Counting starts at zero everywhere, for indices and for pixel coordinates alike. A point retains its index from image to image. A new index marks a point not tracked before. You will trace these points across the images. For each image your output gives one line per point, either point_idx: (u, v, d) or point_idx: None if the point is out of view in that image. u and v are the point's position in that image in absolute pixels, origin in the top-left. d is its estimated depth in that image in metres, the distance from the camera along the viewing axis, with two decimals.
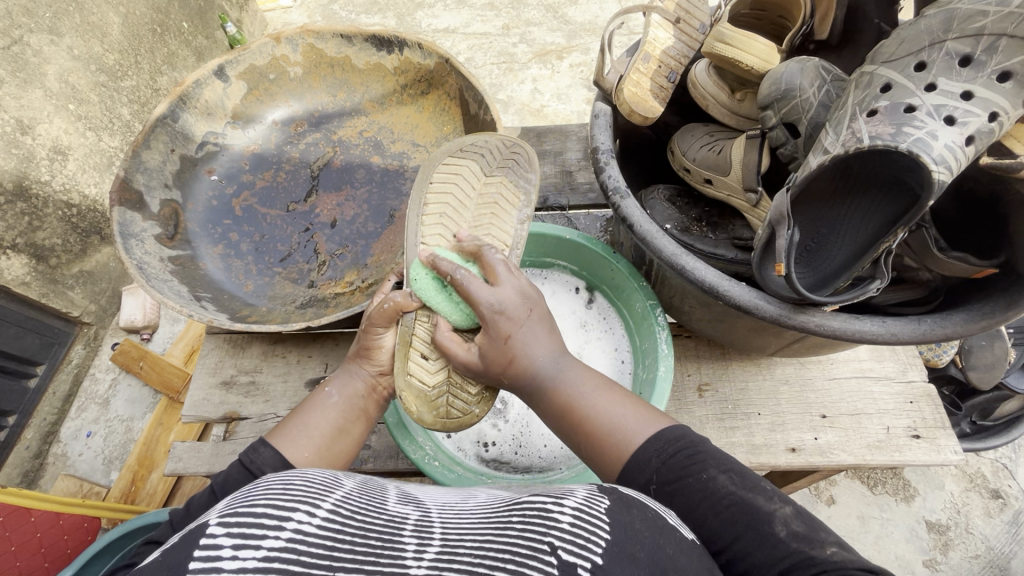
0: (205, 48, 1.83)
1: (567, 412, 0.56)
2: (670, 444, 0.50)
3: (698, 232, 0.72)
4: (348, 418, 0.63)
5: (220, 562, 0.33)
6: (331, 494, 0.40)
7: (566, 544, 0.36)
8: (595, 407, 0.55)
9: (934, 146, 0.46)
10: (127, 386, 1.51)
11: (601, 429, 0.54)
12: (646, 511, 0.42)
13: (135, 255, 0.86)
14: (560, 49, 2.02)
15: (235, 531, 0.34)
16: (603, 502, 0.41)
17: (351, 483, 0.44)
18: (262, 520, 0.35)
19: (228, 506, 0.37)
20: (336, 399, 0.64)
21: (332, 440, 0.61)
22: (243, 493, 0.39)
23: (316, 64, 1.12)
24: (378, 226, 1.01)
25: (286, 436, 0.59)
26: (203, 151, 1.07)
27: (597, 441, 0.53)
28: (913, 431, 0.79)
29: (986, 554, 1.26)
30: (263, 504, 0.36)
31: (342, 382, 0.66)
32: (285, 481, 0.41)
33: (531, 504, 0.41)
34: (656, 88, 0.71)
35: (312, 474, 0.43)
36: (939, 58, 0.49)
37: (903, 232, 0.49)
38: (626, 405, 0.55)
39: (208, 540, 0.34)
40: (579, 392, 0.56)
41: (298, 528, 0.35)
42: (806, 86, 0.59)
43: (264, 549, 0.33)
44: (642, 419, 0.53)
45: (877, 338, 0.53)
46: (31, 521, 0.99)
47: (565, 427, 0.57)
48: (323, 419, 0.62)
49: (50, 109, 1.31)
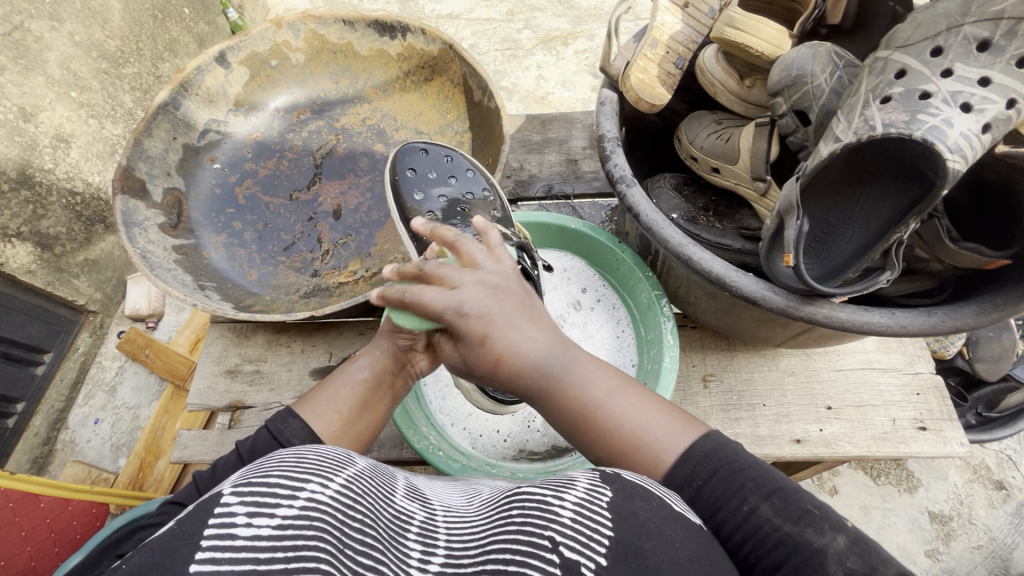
0: (207, 34, 1.81)
1: (584, 419, 0.51)
2: (711, 450, 0.48)
3: (705, 222, 0.71)
4: (376, 393, 0.63)
5: (235, 527, 0.33)
6: (341, 471, 0.40)
7: (568, 541, 0.36)
8: (621, 413, 0.51)
9: (949, 134, 0.45)
10: (133, 374, 1.52)
11: (636, 436, 0.50)
12: (651, 501, 0.41)
13: (138, 244, 0.86)
14: (564, 35, 1.99)
15: (249, 499, 0.34)
16: (605, 494, 0.40)
17: (361, 462, 0.45)
18: (275, 489, 0.35)
19: (243, 477, 0.37)
20: (364, 371, 0.64)
21: (359, 413, 0.61)
22: (255, 465, 0.40)
23: (317, 51, 1.11)
24: (382, 215, 1.00)
25: (316, 408, 0.60)
26: (205, 139, 1.06)
27: (627, 445, 0.50)
28: (919, 423, 0.78)
29: (989, 544, 1.26)
30: (277, 475, 0.37)
31: (370, 356, 0.65)
32: (296, 455, 0.41)
33: (529, 495, 0.40)
34: (663, 74, 0.70)
35: (325, 450, 0.44)
36: (956, 43, 0.47)
37: (916, 223, 0.48)
38: (656, 409, 0.51)
39: (222, 509, 0.34)
40: (598, 397, 0.51)
41: (310, 497, 0.36)
42: (818, 72, 0.57)
43: (278, 517, 0.34)
44: (674, 424, 0.51)
45: (886, 330, 0.53)
46: (40, 507, 1.00)
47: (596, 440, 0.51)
48: (350, 391, 0.62)
49: (52, 97, 1.30)
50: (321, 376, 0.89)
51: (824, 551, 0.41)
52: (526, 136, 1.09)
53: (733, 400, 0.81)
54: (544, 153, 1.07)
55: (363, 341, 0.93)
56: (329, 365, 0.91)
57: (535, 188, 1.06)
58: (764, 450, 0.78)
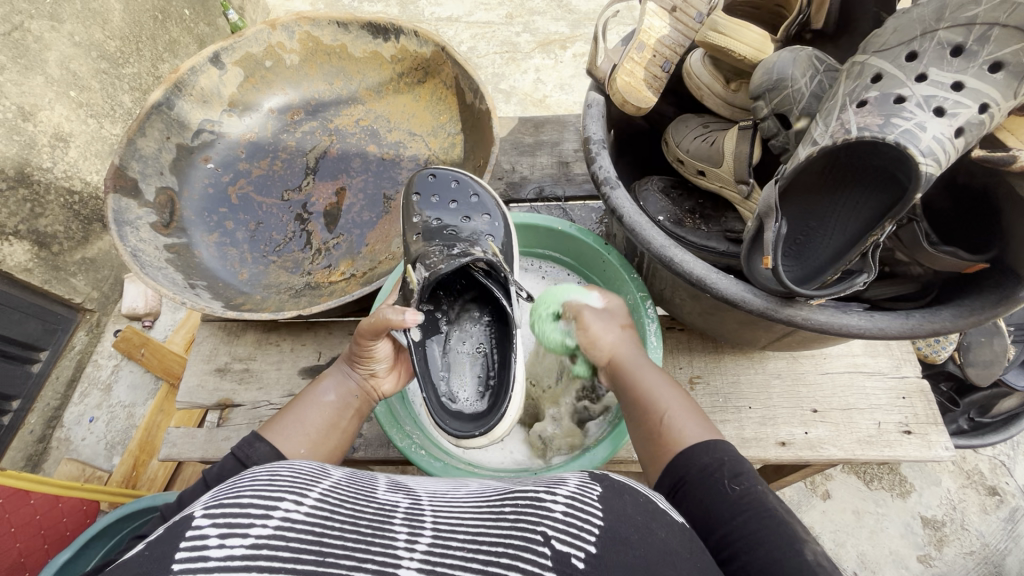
0: (207, 35, 1.83)
1: (636, 407, 0.62)
2: (721, 458, 0.53)
3: (691, 224, 0.71)
4: (344, 415, 0.65)
5: (207, 551, 0.32)
6: (317, 485, 0.40)
7: (560, 533, 0.36)
8: (663, 401, 0.61)
9: (922, 138, 0.45)
10: (129, 372, 1.53)
11: (669, 417, 0.59)
12: (637, 497, 0.42)
13: (129, 242, 0.87)
14: (563, 38, 2.00)
15: (221, 521, 0.34)
16: (595, 490, 0.41)
17: (338, 472, 0.45)
18: (248, 510, 0.35)
19: (212, 500, 0.37)
20: (332, 396, 0.65)
21: (328, 435, 0.63)
22: (227, 486, 0.39)
23: (312, 52, 1.11)
24: (374, 216, 1.01)
25: (282, 432, 0.60)
26: (199, 139, 1.07)
27: (656, 422, 0.59)
28: (905, 426, 0.79)
29: (981, 550, 1.26)
30: (248, 496, 0.36)
31: (337, 379, 0.67)
32: (270, 472, 0.41)
33: (522, 494, 0.41)
34: (649, 77, 0.70)
35: (299, 465, 0.43)
36: (931, 48, 0.48)
37: (892, 225, 0.48)
38: (688, 408, 0.60)
39: (193, 533, 0.33)
40: (652, 384, 0.63)
41: (285, 516, 0.35)
42: (799, 76, 0.58)
43: (252, 537, 0.33)
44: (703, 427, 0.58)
45: (864, 333, 0.53)
46: (30, 504, 1.00)
47: (649, 431, 0.60)
48: (319, 414, 0.63)
49: (52, 96, 1.31)
50: (309, 375, 0.90)
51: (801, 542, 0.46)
52: (519, 139, 1.09)
53: (719, 402, 0.81)
54: (535, 155, 1.08)
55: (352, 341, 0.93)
56: (318, 365, 0.91)
57: (527, 190, 1.07)
58: (749, 452, 0.78)
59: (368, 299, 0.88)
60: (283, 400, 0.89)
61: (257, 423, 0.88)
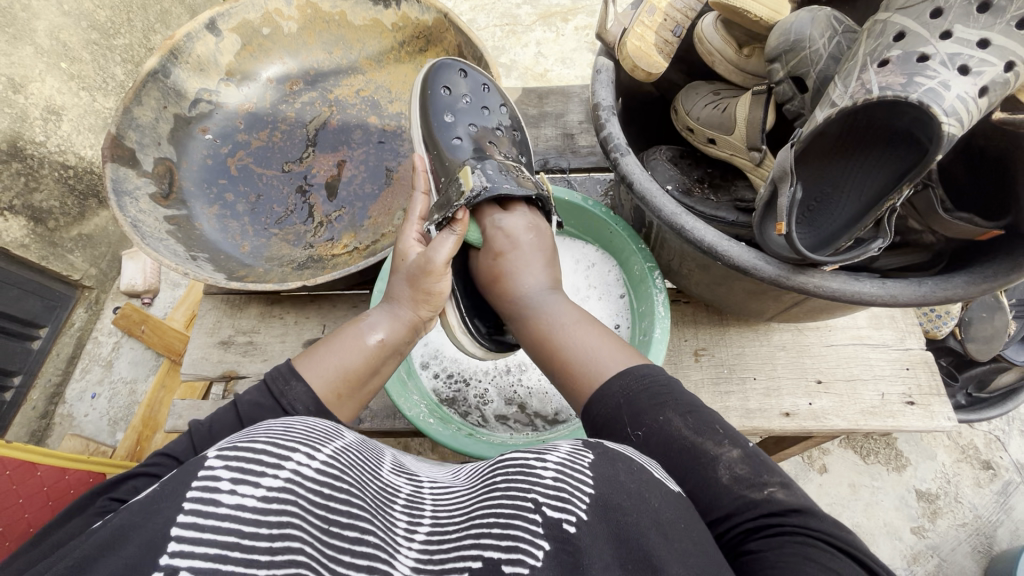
0: (200, 6, 1.78)
1: (542, 336, 0.60)
2: (650, 377, 0.51)
3: (699, 194, 0.70)
4: (385, 360, 0.62)
5: (218, 495, 0.32)
6: (327, 443, 0.40)
7: (549, 500, 0.36)
8: (582, 343, 0.57)
9: (945, 97, 0.44)
10: (129, 348, 1.52)
11: (574, 360, 0.56)
12: (631, 464, 0.40)
13: (129, 213, 0.86)
14: (564, 11, 1.95)
15: (233, 465, 0.33)
16: (587, 456, 0.40)
17: (350, 436, 0.45)
18: (261, 456, 0.34)
19: (226, 444, 0.36)
20: (376, 338, 0.61)
21: (367, 379, 0.60)
22: (242, 433, 0.39)
23: (310, 20, 1.08)
24: (376, 188, 0.99)
25: (323, 370, 0.57)
26: (196, 109, 1.04)
27: (567, 366, 0.56)
28: (908, 398, 0.79)
29: (973, 521, 1.28)
30: (262, 442, 0.36)
31: (383, 322, 0.63)
32: (284, 426, 0.40)
33: (512, 460, 0.40)
34: (660, 42, 0.68)
35: (315, 424, 0.44)
36: (957, 4, 0.46)
37: (909, 190, 0.48)
38: (607, 340, 0.57)
39: (205, 473, 0.33)
40: (561, 324, 0.60)
41: (295, 470, 0.35)
42: (817, 37, 0.56)
43: (263, 488, 0.33)
44: (619, 351, 0.55)
45: (876, 300, 0.52)
46: (36, 476, 1.01)
47: (566, 368, 0.57)
48: (360, 358, 0.59)
49: (42, 67, 1.28)
50: None
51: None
52: (522, 110, 1.07)
53: (724, 373, 0.82)
54: (540, 127, 1.06)
55: (356, 314, 0.93)
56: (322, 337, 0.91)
57: (531, 162, 1.05)
58: (754, 423, 0.79)
59: (372, 271, 0.87)
60: None
61: None
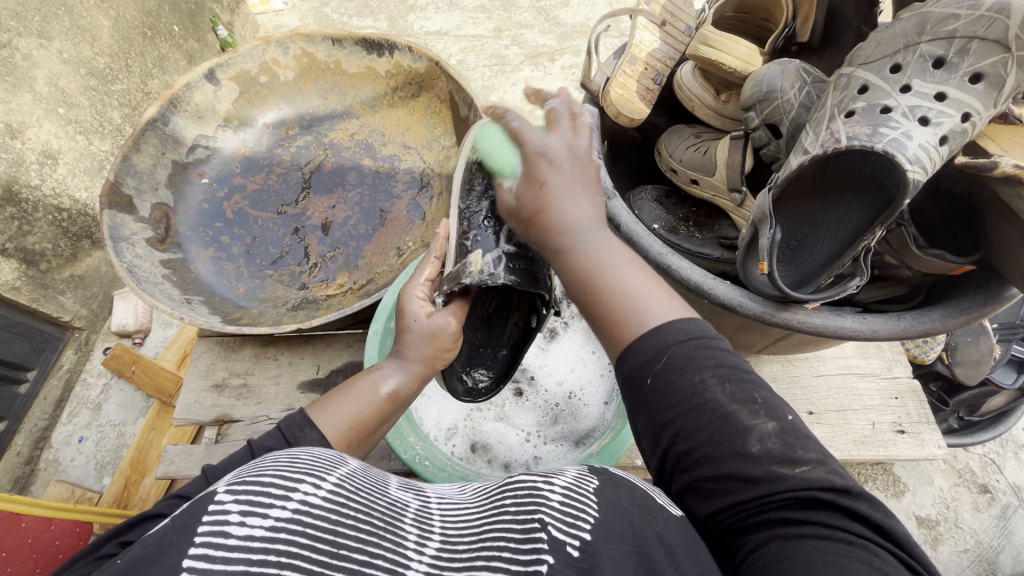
0: (197, 51, 1.82)
1: (588, 287, 0.48)
2: (696, 333, 0.43)
3: (685, 232, 0.72)
4: (392, 410, 0.62)
5: (228, 528, 0.32)
6: (334, 471, 0.39)
7: (555, 520, 0.36)
8: (633, 286, 0.47)
9: (909, 146, 0.48)
10: (119, 390, 1.50)
11: (624, 300, 0.46)
12: (634, 491, 0.41)
13: (125, 258, 0.87)
14: (551, 51, 2.02)
15: (243, 499, 0.33)
16: (592, 482, 0.41)
17: (354, 462, 0.44)
18: (269, 490, 0.34)
19: (235, 478, 0.36)
20: (388, 389, 0.61)
21: (375, 428, 0.59)
22: (249, 466, 0.38)
23: (306, 68, 1.12)
24: (370, 228, 1.02)
25: (333, 415, 0.56)
26: (193, 154, 1.06)
27: (613, 308, 0.47)
28: (898, 426, 0.80)
29: (975, 548, 1.27)
30: (271, 475, 0.35)
31: (396, 373, 0.63)
32: (290, 456, 0.40)
33: (520, 483, 0.40)
34: (642, 89, 0.72)
35: (319, 453, 0.43)
36: (913, 60, 0.51)
37: (881, 230, 0.50)
38: (659, 283, 0.47)
39: (215, 508, 0.33)
40: (611, 267, 0.48)
41: (304, 499, 0.34)
42: (787, 87, 0.60)
43: (271, 519, 0.32)
44: (676, 305, 0.46)
45: (859, 335, 0.54)
46: (21, 527, 0.98)
47: (601, 306, 0.48)
48: (372, 406, 0.59)
49: (40, 113, 1.30)
50: (308, 389, 0.90)
51: (750, 428, 0.41)
52: None
53: None
54: None
55: (351, 353, 0.93)
56: (317, 377, 0.91)
57: None
58: None
59: (366, 311, 0.89)
60: (281, 415, 0.89)
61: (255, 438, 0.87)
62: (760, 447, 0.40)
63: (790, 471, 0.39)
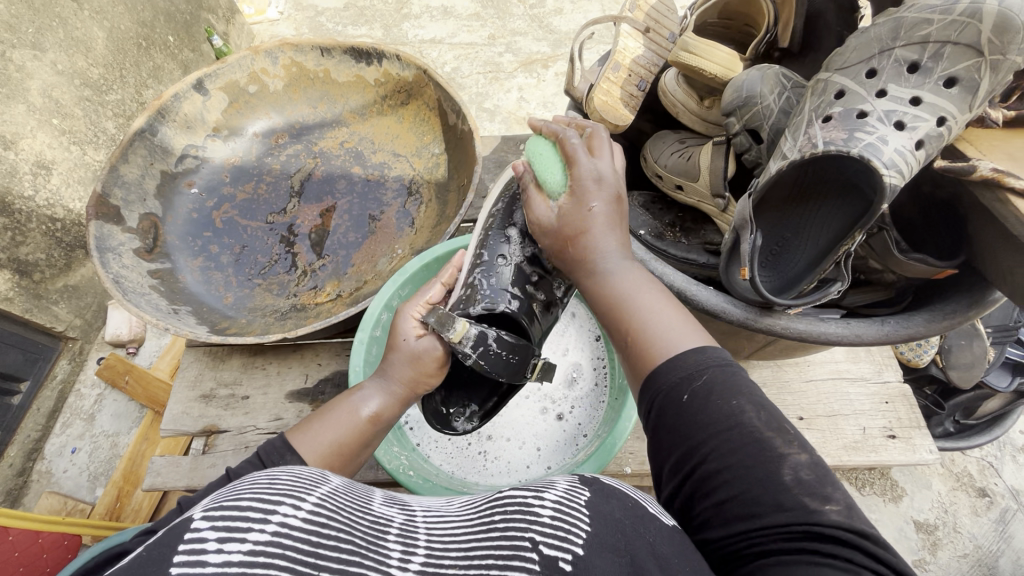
0: (192, 61, 1.83)
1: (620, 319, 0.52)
2: (720, 359, 0.45)
3: (671, 237, 0.72)
4: (375, 432, 0.60)
5: (205, 556, 0.30)
6: (316, 489, 0.38)
7: (547, 538, 0.35)
8: (654, 314, 0.50)
9: (884, 150, 0.48)
10: (113, 400, 1.50)
11: (646, 332, 0.49)
12: (624, 500, 0.41)
13: (112, 269, 0.87)
14: (545, 58, 2.03)
15: (220, 524, 0.32)
16: (584, 494, 0.40)
17: (338, 479, 0.43)
18: (247, 513, 0.33)
19: (212, 503, 0.35)
20: (369, 410, 0.60)
21: (357, 452, 0.58)
22: (227, 489, 0.37)
23: (296, 77, 1.13)
24: (359, 237, 1.01)
25: (312, 438, 0.55)
26: (183, 164, 1.07)
27: (638, 335, 0.49)
28: (888, 431, 0.80)
29: (974, 552, 1.26)
30: (249, 498, 0.34)
31: (379, 394, 0.61)
32: (269, 477, 0.39)
33: (511, 499, 0.39)
34: (626, 96, 0.72)
35: (300, 470, 0.41)
36: (889, 65, 0.51)
37: (862, 235, 0.50)
38: (684, 319, 0.49)
39: (191, 535, 0.31)
40: (631, 291, 0.52)
41: (283, 521, 0.33)
42: (767, 93, 0.60)
43: (249, 542, 0.31)
44: (695, 333, 0.48)
45: (843, 340, 0.54)
46: (9, 540, 0.96)
47: (630, 334, 0.51)
48: (352, 429, 0.58)
49: (33, 124, 1.31)
50: (296, 398, 0.89)
51: (784, 456, 0.40)
52: (502, 157, 1.11)
53: None
54: None
55: (339, 361, 0.93)
56: (306, 387, 0.90)
57: None
58: None
59: (354, 319, 0.88)
60: (269, 425, 0.88)
61: (243, 448, 0.86)
62: (795, 476, 0.38)
63: (818, 505, 0.37)
